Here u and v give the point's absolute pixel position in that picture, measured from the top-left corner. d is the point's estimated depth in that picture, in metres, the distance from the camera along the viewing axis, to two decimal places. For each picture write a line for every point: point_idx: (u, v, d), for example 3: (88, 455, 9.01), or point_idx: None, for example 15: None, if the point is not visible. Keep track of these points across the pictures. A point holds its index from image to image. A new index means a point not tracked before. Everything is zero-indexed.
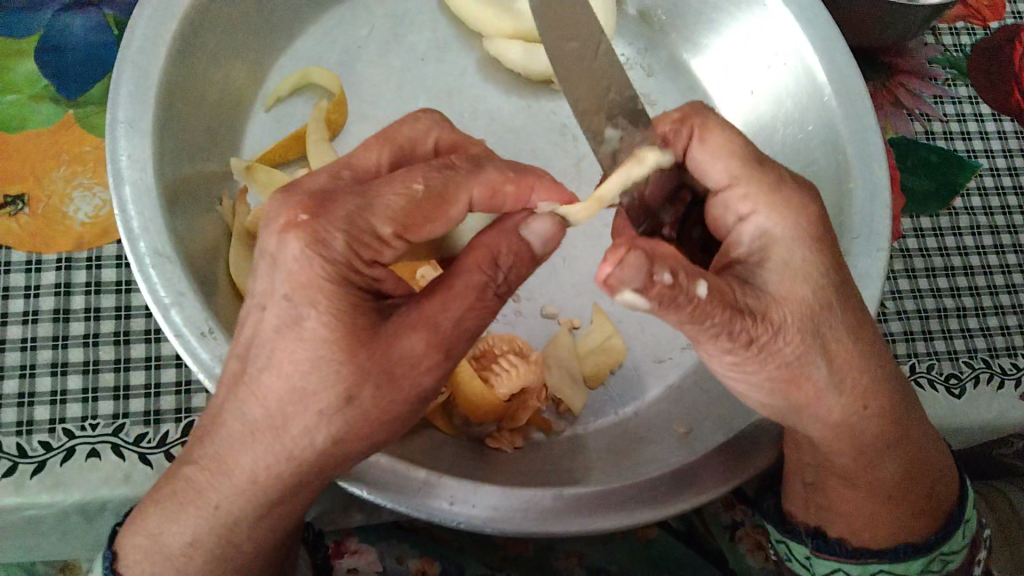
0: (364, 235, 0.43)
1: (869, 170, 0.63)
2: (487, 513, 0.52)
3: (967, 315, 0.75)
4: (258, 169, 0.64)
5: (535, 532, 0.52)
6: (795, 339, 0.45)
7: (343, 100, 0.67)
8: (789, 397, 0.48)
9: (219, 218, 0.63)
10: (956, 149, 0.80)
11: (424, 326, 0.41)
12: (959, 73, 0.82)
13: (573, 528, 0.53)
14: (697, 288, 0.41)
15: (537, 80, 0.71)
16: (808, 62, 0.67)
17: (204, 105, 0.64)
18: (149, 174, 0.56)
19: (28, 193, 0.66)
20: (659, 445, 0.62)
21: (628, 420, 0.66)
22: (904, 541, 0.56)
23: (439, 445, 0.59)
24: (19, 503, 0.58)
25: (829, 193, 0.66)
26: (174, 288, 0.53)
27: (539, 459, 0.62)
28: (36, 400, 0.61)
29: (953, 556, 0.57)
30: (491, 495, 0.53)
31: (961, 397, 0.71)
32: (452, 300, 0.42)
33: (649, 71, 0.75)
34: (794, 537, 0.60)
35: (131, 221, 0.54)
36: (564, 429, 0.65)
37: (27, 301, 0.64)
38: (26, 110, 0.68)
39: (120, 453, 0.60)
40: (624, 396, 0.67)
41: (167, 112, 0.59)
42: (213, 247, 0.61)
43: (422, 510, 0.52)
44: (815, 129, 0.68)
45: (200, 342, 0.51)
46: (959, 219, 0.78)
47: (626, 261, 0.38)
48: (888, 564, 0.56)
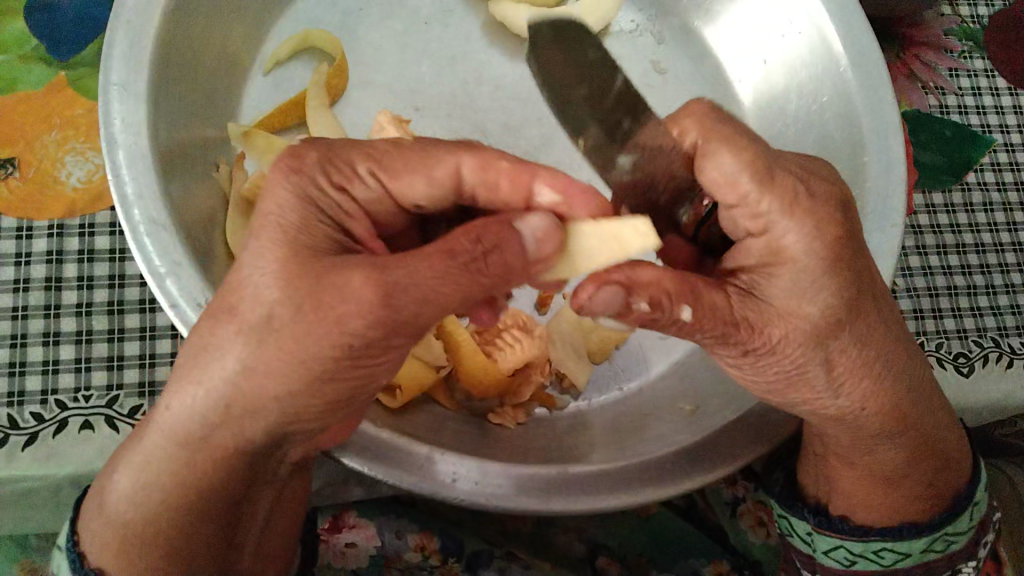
0: (337, 166, 0.44)
1: (886, 144, 0.61)
2: (493, 494, 0.51)
3: (978, 293, 0.74)
4: (256, 134, 0.61)
5: (539, 511, 0.51)
6: (794, 349, 0.45)
7: (344, 65, 0.65)
8: (786, 394, 0.49)
9: (215, 183, 0.61)
10: (971, 124, 0.78)
11: (369, 268, 0.38)
12: (976, 45, 0.80)
13: (577, 507, 0.52)
14: (680, 312, 0.42)
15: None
16: (825, 32, 0.65)
17: (200, 67, 0.62)
18: (144, 138, 0.54)
19: (18, 156, 0.64)
20: (664, 421, 0.61)
21: (633, 396, 0.65)
22: (906, 521, 0.55)
23: (440, 422, 0.58)
24: (12, 476, 0.57)
25: (842, 166, 0.64)
26: (169, 257, 0.51)
27: (542, 435, 0.60)
28: (27, 370, 0.60)
29: (958, 537, 0.56)
30: (494, 474, 0.52)
31: (969, 376, 0.70)
32: (420, 258, 0.38)
33: (660, 39, 0.73)
34: (795, 514, 0.59)
35: (125, 188, 0.52)
36: (567, 404, 0.64)
37: (18, 269, 0.62)
38: (17, 71, 0.65)
39: (114, 425, 0.59)
40: (630, 372, 0.66)
41: (162, 74, 0.57)
42: (209, 216, 0.59)
43: (424, 486, 0.50)
44: (830, 100, 0.66)
45: (198, 314, 0.50)
46: (972, 195, 0.76)
47: (602, 291, 0.40)
48: (889, 541, 0.55)
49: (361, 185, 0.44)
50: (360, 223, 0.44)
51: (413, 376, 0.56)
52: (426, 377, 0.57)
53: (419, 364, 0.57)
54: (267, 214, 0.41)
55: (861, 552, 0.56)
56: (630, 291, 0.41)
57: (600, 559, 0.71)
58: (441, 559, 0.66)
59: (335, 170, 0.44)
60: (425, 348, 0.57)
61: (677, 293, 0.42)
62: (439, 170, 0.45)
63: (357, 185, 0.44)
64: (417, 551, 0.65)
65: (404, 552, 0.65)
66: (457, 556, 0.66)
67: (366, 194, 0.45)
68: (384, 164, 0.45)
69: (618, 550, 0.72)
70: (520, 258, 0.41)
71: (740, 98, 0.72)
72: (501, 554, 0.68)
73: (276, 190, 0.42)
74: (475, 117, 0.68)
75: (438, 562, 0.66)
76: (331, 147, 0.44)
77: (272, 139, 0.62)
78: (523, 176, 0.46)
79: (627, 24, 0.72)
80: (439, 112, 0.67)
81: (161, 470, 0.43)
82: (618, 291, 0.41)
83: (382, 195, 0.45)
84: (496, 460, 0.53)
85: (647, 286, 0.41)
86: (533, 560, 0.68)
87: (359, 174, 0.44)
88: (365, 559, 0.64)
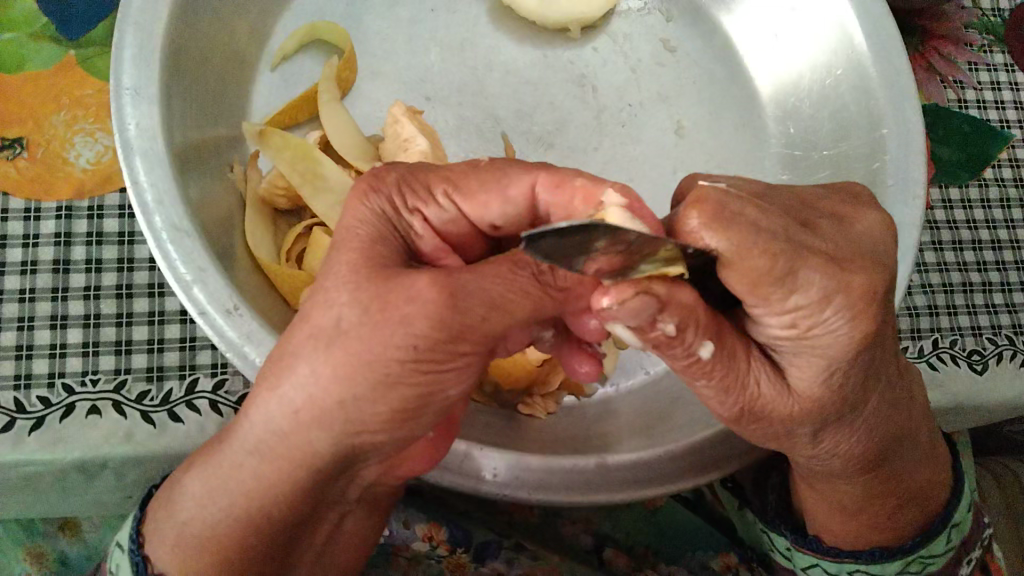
0: (416, 188, 0.41)
1: (906, 170, 0.60)
2: (530, 490, 0.52)
3: (993, 290, 0.73)
4: (270, 134, 0.58)
5: (532, 500, 0.52)
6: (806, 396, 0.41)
7: (353, 58, 0.65)
8: (783, 439, 0.45)
9: (232, 184, 0.61)
10: (989, 119, 0.77)
11: (436, 273, 0.36)
12: (996, 39, 0.78)
13: (568, 501, 0.52)
14: (702, 348, 0.38)
15: (551, 28, 0.68)
16: (852, 37, 0.64)
17: (209, 64, 0.61)
18: (159, 143, 0.53)
19: (26, 137, 0.63)
20: (691, 406, 0.59)
21: (659, 380, 0.63)
22: (880, 544, 0.55)
23: (470, 414, 0.57)
24: (17, 460, 0.56)
25: (861, 168, 0.63)
26: (194, 263, 0.51)
27: (570, 426, 0.60)
28: (35, 353, 0.59)
29: (934, 558, 0.56)
30: (531, 472, 0.52)
31: (983, 374, 0.70)
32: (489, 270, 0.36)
33: (668, 16, 0.71)
34: (773, 527, 0.61)
35: (144, 195, 0.51)
36: (594, 391, 0.63)
37: (25, 251, 0.61)
38: (24, 50, 0.64)
39: (121, 410, 0.58)
40: (655, 356, 0.64)
41: (173, 74, 0.56)
42: (226, 217, 0.58)
43: (464, 480, 0.51)
44: (853, 112, 0.65)
45: (227, 320, 0.50)
46: (989, 190, 0.76)
47: (628, 303, 0.35)
48: (862, 564, 0.55)
49: (435, 211, 0.41)
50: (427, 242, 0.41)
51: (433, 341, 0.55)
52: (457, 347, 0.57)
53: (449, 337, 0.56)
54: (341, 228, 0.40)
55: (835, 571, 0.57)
56: (662, 309, 0.36)
57: (607, 551, 0.71)
58: (448, 548, 0.65)
59: (410, 195, 0.41)
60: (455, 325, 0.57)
61: (705, 325, 0.38)
62: (515, 189, 0.40)
63: (431, 210, 0.41)
64: (425, 541, 0.65)
65: (412, 542, 0.65)
66: (465, 547, 0.65)
67: (439, 216, 0.41)
68: (460, 188, 0.41)
69: (625, 543, 0.72)
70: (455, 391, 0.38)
71: (758, 87, 0.70)
72: (509, 545, 0.67)
73: (354, 211, 0.40)
74: (485, 103, 0.67)
75: (446, 552, 0.65)
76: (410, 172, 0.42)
77: (288, 137, 0.58)
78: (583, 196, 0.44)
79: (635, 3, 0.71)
80: (453, 98, 0.67)
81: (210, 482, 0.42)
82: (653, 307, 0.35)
83: (458, 217, 0.42)
84: (513, 448, 0.54)
85: (681, 308, 0.36)
86: (541, 551, 0.68)
87: (434, 200, 0.41)
88: (372, 548, 0.65)
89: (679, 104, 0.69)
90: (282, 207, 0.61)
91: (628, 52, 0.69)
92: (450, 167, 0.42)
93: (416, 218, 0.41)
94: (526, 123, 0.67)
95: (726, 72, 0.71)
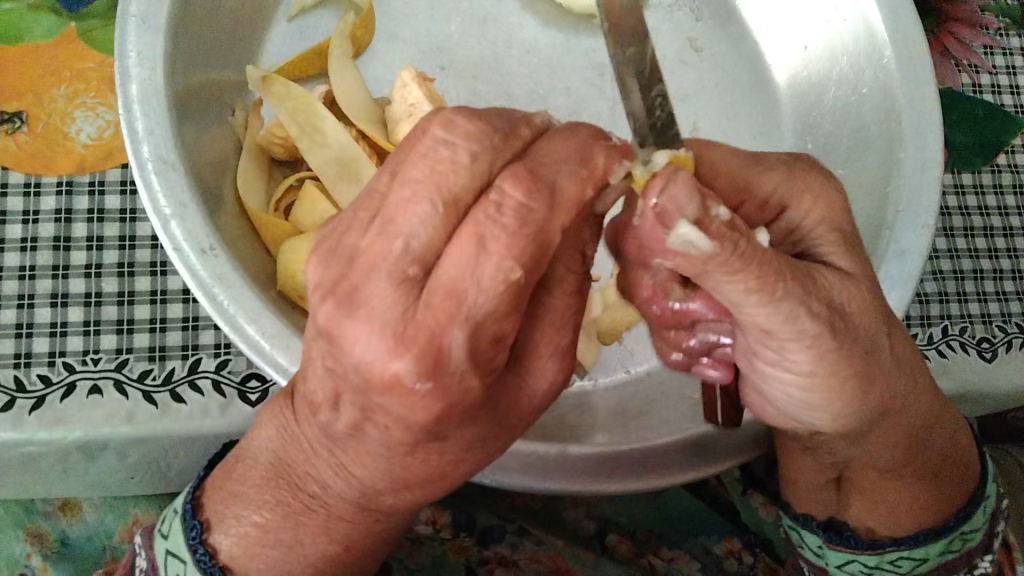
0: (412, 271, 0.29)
1: (923, 142, 0.59)
2: (578, 478, 0.50)
3: (1004, 278, 0.72)
4: (275, 81, 0.58)
5: (531, 489, 0.50)
6: (870, 320, 0.39)
7: (371, 16, 0.64)
8: (865, 397, 0.41)
9: (230, 129, 0.60)
10: (1003, 104, 0.75)
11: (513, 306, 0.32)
12: (1012, 22, 0.77)
13: (579, 489, 0.50)
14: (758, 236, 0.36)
15: (577, 14, 0.67)
16: (873, 28, 0.62)
17: (224, 7, 0.60)
18: (159, 74, 0.52)
19: (26, 110, 0.62)
20: (669, 409, 0.59)
21: (640, 380, 0.63)
22: (924, 526, 0.54)
23: None
24: (19, 439, 0.56)
25: (877, 161, 0.61)
26: (176, 198, 0.49)
27: (542, 412, 0.59)
28: (35, 331, 0.58)
29: (975, 535, 0.54)
30: (576, 459, 0.51)
31: (992, 362, 0.69)
32: (562, 307, 0.36)
33: (698, 15, 0.70)
34: (804, 526, 0.58)
35: (135, 123, 0.50)
36: (573, 382, 0.62)
37: (25, 227, 0.60)
38: (24, 21, 0.63)
39: (123, 390, 0.58)
40: (638, 355, 0.63)
41: (183, 6, 0.55)
42: (219, 160, 0.57)
43: None
44: (869, 93, 0.63)
45: (200, 260, 0.48)
46: (1002, 176, 0.74)
47: (679, 180, 0.32)
48: (905, 550, 0.54)
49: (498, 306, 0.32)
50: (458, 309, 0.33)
51: None
52: None
53: None
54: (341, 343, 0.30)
55: (876, 565, 0.55)
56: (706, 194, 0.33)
57: (610, 536, 0.71)
58: (452, 532, 0.66)
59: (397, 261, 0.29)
60: None
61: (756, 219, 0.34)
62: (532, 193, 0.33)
63: None
64: (428, 524, 0.66)
65: (416, 525, 0.65)
66: (466, 530, 0.66)
67: None
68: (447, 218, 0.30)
69: (628, 527, 0.72)
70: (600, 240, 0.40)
71: (775, 77, 0.69)
72: (512, 531, 0.67)
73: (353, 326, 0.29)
74: (500, 81, 0.65)
75: (448, 536, 0.66)
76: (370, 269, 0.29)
77: (291, 87, 0.58)
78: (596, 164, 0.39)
79: None
80: (465, 74, 0.65)
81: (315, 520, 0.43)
82: (696, 178, 0.32)
83: None
84: None
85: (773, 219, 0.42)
86: (545, 536, 0.67)
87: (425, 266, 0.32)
88: None
89: (694, 92, 0.68)
90: (281, 158, 0.60)
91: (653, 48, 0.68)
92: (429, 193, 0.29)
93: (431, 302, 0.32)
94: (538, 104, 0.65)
95: (750, 73, 0.69)
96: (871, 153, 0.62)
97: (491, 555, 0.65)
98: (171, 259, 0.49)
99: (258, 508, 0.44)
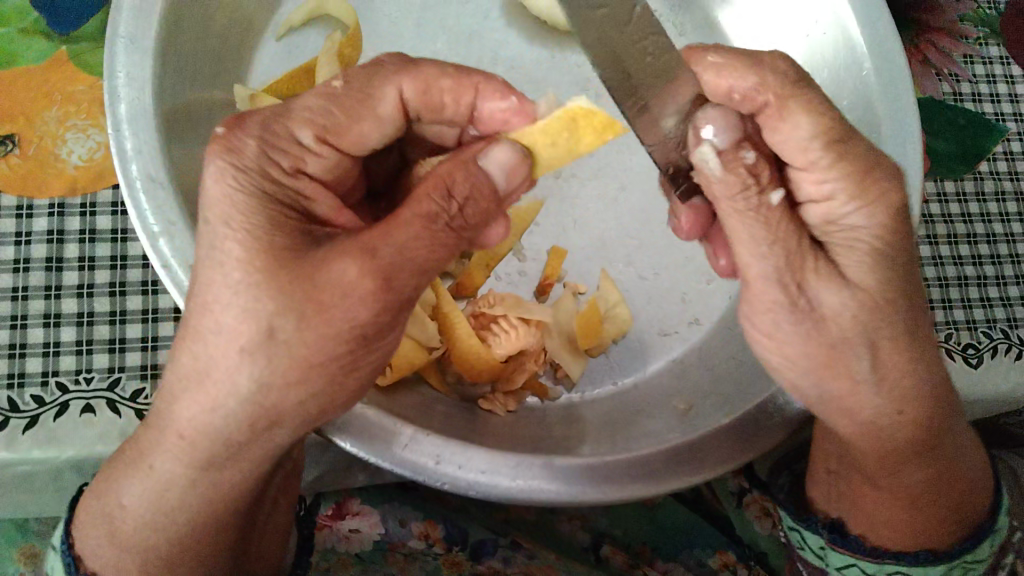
0: (282, 145, 0.44)
1: (903, 151, 0.59)
2: (563, 489, 0.51)
3: (988, 284, 0.73)
4: (261, 97, 0.60)
5: (518, 500, 0.51)
6: (849, 322, 0.45)
7: (358, 35, 0.64)
8: (832, 393, 0.47)
9: None
10: (984, 112, 0.76)
11: (360, 255, 0.39)
12: (991, 32, 0.78)
13: (564, 499, 0.51)
14: (770, 194, 0.46)
15: (560, 29, 0.68)
16: (851, 39, 0.63)
17: (212, 26, 0.61)
18: (147, 95, 0.53)
19: (18, 133, 0.63)
20: (657, 419, 0.60)
21: (627, 391, 0.64)
22: (927, 547, 0.53)
23: (429, 403, 0.57)
24: (11, 459, 0.56)
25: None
26: (164, 216, 0.50)
27: (530, 424, 0.59)
28: (28, 351, 0.59)
29: (976, 565, 0.54)
30: (561, 470, 0.51)
31: (978, 368, 0.70)
32: (402, 229, 0.40)
33: (680, 30, 0.72)
34: (809, 527, 0.58)
35: (123, 143, 0.51)
36: (560, 395, 0.63)
37: (18, 248, 0.61)
38: (17, 45, 0.64)
39: (115, 408, 0.58)
40: (625, 366, 0.64)
41: (171, 27, 0.56)
42: None
43: (420, 473, 0.50)
44: (850, 104, 0.64)
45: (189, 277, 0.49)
46: (984, 183, 0.75)
47: (720, 118, 0.47)
48: (905, 566, 0.54)
49: (314, 157, 0.46)
50: (320, 198, 0.46)
51: (404, 356, 0.55)
52: (417, 357, 0.56)
53: (410, 344, 0.56)
54: (208, 212, 0.42)
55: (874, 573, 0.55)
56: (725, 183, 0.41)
57: (604, 547, 0.71)
58: (445, 547, 0.66)
59: (279, 150, 0.44)
60: (420, 329, 0.57)
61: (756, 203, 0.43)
62: (383, 106, 0.47)
63: (309, 158, 0.46)
64: (421, 539, 0.66)
65: (408, 540, 0.65)
66: (461, 546, 0.66)
67: (320, 163, 0.46)
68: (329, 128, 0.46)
69: (622, 539, 0.72)
70: (490, 194, 0.44)
71: None
72: (505, 543, 0.68)
73: (218, 185, 0.42)
74: None
75: (442, 550, 0.66)
76: (266, 123, 0.45)
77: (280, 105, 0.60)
78: (466, 92, 0.49)
79: (650, 12, 0.71)
80: None
81: (173, 494, 0.44)
82: (731, 130, 0.47)
83: (335, 156, 0.47)
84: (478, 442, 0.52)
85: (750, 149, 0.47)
86: (537, 549, 0.68)
87: (307, 147, 0.45)
88: (367, 544, 0.65)
89: None
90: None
91: None
92: (308, 106, 0.46)
93: (298, 173, 0.45)
94: None
95: None
96: None
97: (483, 569, 0.65)
98: (158, 275, 0.49)
99: (128, 491, 0.45)
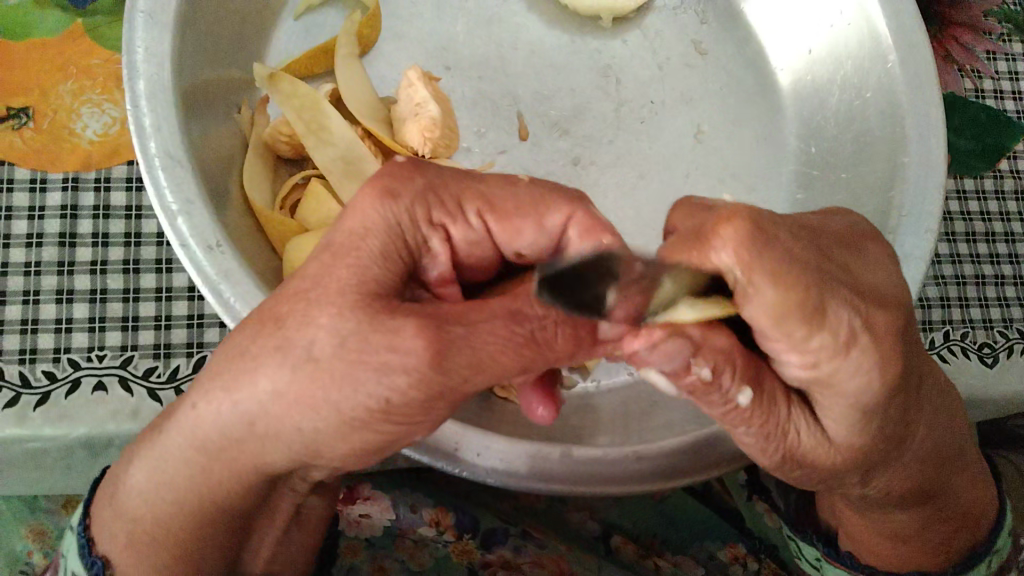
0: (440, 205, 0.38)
1: (927, 145, 0.59)
2: (577, 480, 0.51)
3: (1005, 284, 0.73)
4: (282, 79, 0.58)
5: (539, 490, 0.50)
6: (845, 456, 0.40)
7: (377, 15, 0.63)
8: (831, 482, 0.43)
9: (236, 126, 0.60)
10: (1006, 109, 0.75)
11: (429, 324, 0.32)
12: (1014, 29, 0.77)
13: (580, 490, 0.50)
14: (739, 395, 0.37)
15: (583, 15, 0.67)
16: (878, 32, 0.62)
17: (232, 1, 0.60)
18: (167, 70, 0.52)
19: (32, 106, 0.62)
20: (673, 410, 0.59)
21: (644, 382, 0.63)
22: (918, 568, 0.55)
23: None
24: (22, 434, 0.56)
25: (881, 164, 0.61)
26: (183, 195, 0.49)
27: None
28: (40, 327, 0.58)
29: None
30: (578, 460, 0.51)
31: (993, 367, 0.69)
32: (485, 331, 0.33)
33: (703, 18, 0.70)
34: (805, 538, 0.61)
35: (142, 119, 0.50)
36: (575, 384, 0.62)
37: (31, 222, 0.60)
38: (31, 17, 0.63)
39: (126, 387, 0.58)
40: None
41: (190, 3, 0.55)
42: (226, 158, 0.57)
43: (442, 459, 0.50)
44: (873, 97, 0.63)
45: (207, 256, 0.48)
46: (1004, 182, 0.75)
47: (660, 347, 0.34)
48: None
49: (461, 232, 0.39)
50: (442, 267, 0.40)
51: None
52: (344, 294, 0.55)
53: None
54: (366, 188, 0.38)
55: None
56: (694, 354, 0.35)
57: (614, 538, 0.71)
58: (455, 534, 0.66)
59: (438, 200, 0.38)
60: None
61: (743, 373, 0.37)
62: (551, 217, 0.39)
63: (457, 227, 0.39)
64: (432, 526, 0.65)
65: (418, 526, 0.65)
66: (471, 532, 0.66)
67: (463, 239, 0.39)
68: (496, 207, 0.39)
69: (633, 532, 0.72)
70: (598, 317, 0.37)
71: (779, 77, 0.69)
72: (515, 533, 0.67)
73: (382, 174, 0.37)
74: (504, 81, 0.65)
75: (452, 538, 0.65)
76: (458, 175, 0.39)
77: (297, 86, 0.58)
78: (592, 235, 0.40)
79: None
80: (470, 74, 0.65)
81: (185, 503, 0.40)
82: (683, 351, 0.35)
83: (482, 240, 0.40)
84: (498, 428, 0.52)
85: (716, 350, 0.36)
86: (548, 540, 0.67)
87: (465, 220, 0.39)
88: (378, 530, 0.65)
89: (700, 91, 0.68)
90: (285, 155, 0.60)
91: (658, 48, 0.68)
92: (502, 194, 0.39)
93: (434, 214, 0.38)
94: (544, 105, 0.65)
95: (756, 79, 0.69)
96: (876, 158, 0.62)
97: (494, 558, 0.65)
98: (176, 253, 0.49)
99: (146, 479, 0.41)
